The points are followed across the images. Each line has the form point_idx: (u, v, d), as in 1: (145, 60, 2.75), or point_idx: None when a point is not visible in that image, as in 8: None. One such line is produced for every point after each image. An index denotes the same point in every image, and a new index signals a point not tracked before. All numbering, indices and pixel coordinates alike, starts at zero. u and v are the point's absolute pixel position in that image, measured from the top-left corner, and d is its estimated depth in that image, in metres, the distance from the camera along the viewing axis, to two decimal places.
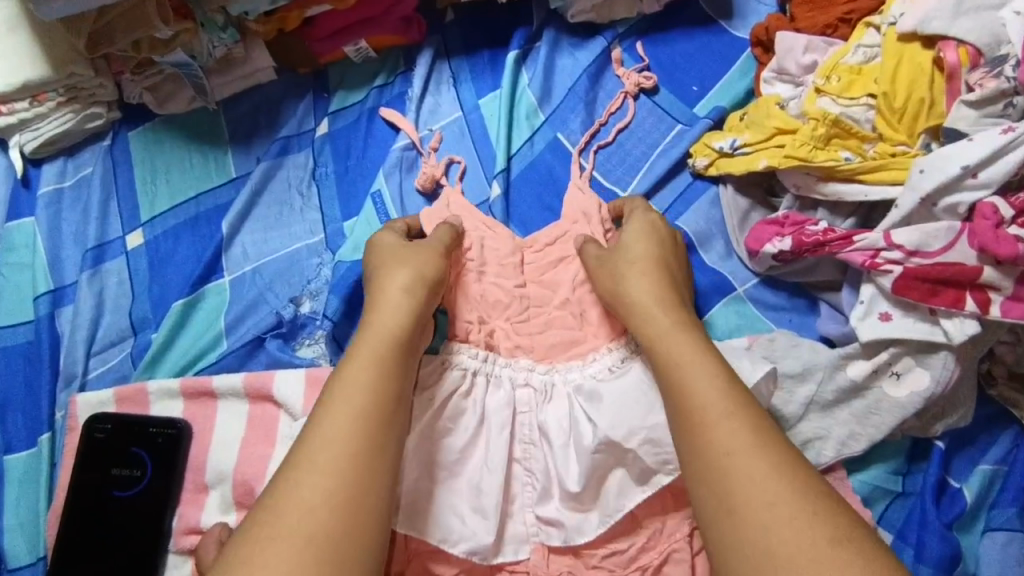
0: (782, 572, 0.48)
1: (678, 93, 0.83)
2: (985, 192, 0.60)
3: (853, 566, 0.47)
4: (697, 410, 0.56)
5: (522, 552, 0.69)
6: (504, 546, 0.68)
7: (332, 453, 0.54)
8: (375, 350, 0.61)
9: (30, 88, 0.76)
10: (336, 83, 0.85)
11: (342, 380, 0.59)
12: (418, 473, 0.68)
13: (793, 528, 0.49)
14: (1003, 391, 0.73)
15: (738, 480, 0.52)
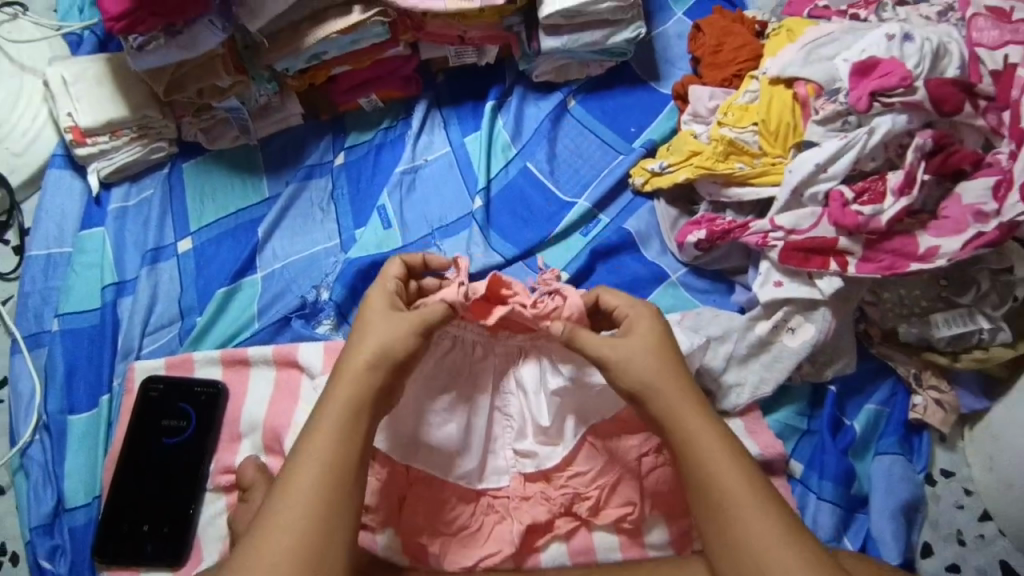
0: None
1: (619, 133, 1.07)
2: (833, 182, 0.82)
3: None
4: (720, 485, 0.67)
5: (502, 480, 0.84)
6: (487, 476, 0.84)
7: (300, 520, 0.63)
8: (343, 421, 0.67)
9: (112, 125, 0.97)
10: (351, 126, 1.07)
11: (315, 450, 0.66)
12: (412, 423, 0.81)
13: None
14: (881, 348, 0.91)
15: (754, 545, 0.65)
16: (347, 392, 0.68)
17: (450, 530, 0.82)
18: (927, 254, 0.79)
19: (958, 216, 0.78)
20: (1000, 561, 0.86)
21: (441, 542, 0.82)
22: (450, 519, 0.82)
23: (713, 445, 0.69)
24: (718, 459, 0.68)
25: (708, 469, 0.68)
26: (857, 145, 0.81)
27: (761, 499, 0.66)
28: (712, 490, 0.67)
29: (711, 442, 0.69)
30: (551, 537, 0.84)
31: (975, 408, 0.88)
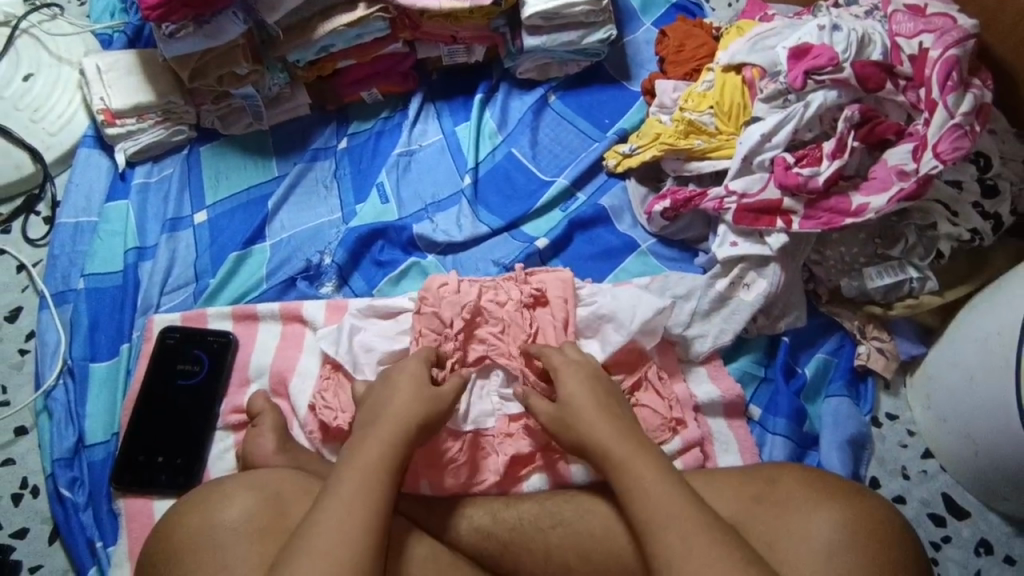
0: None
1: (595, 123, 1.19)
2: (778, 150, 0.95)
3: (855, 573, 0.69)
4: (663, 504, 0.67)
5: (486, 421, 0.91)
6: (473, 417, 0.91)
7: (333, 517, 0.65)
8: (378, 452, 0.71)
9: (139, 108, 1.09)
10: (354, 116, 1.19)
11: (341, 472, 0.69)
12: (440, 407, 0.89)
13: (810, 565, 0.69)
14: (829, 306, 1.01)
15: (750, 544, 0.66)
16: (372, 436, 0.73)
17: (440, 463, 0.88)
18: (859, 210, 0.91)
19: (884, 177, 0.91)
20: (942, 493, 0.94)
21: (434, 473, 0.88)
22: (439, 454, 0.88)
23: (664, 484, 0.69)
24: (669, 497, 0.68)
25: (656, 504, 0.68)
26: (794, 118, 0.95)
27: (717, 533, 0.65)
28: (659, 528, 0.66)
29: (661, 485, 0.69)
30: (533, 469, 0.91)
31: (912, 353, 0.98)
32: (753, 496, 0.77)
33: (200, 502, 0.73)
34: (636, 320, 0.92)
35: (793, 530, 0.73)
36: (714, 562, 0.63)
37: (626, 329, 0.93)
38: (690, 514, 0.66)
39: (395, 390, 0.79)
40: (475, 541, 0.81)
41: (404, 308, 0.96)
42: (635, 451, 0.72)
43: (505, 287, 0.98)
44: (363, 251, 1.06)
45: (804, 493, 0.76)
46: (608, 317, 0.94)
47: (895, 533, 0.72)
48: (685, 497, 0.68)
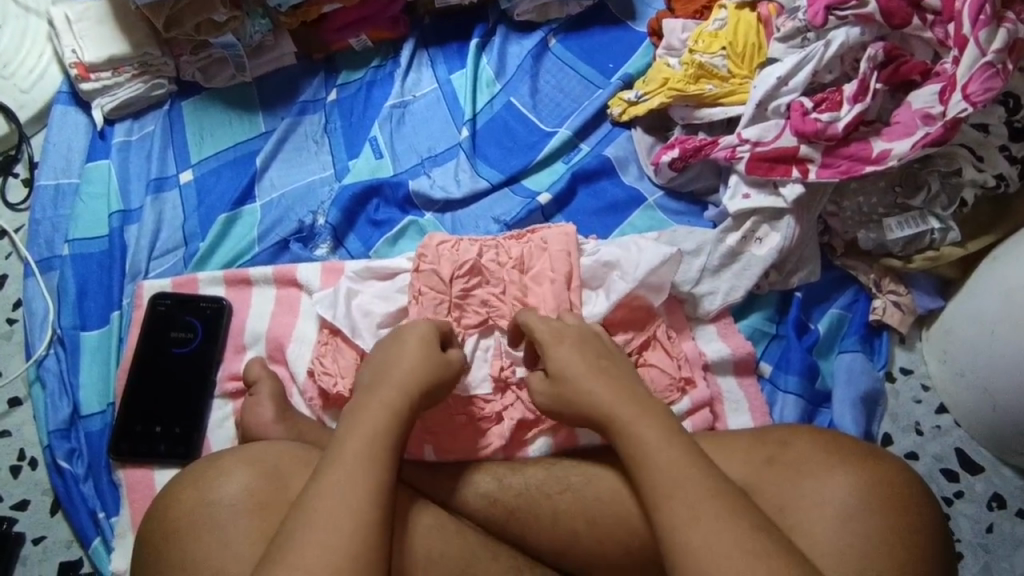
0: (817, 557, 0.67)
1: (599, 69, 1.12)
2: (795, 94, 0.89)
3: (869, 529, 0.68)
4: (660, 466, 0.66)
5: (481, 385, 0.88)
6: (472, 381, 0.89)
7: (329, 489, 0.62)
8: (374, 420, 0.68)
9: (114, 61, 1.03)
10: (343, 64, 1.12)
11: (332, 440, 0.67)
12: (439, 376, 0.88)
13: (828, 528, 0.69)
14: (844, 259, 0.97)
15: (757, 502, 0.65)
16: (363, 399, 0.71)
17: (442, 428, 0.87)
18: (881, 157, 0.86)
19: (908, 121, 0.85)
20: (956, 448, 0.92)
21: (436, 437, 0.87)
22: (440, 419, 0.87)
23: (664, 447, 0.67)
24: (665, 457, 0.66)
25: (658, 470, 0.66)
26: (813, 58, 0.88)
27: (719, 497, 0.63)
28: (662, 494, 0.65)
29: (662, 452, 0.67)
30: (538, 432, 0.89)
31: (930, 307, 0.95)
32: (765, 459, 0.75)
33: (196, 478, 0.71)
34: (642, 267, 0.89)
35: (805, 493, 0.72)
36: (717, 529, 0.61)
37: (630, 274, 0.89)
38: (692, 476, 0.65)
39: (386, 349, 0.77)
40: (483, 507, 0.80)
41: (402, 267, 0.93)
42: (633, 413, 0.70)
43: (505, 245, 0.95)
44: (357, 210, 1.01)
45: (816, 455, 0.74)
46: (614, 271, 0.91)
47: (905, 492, 0.70)
48: (686, 461, 0.66)
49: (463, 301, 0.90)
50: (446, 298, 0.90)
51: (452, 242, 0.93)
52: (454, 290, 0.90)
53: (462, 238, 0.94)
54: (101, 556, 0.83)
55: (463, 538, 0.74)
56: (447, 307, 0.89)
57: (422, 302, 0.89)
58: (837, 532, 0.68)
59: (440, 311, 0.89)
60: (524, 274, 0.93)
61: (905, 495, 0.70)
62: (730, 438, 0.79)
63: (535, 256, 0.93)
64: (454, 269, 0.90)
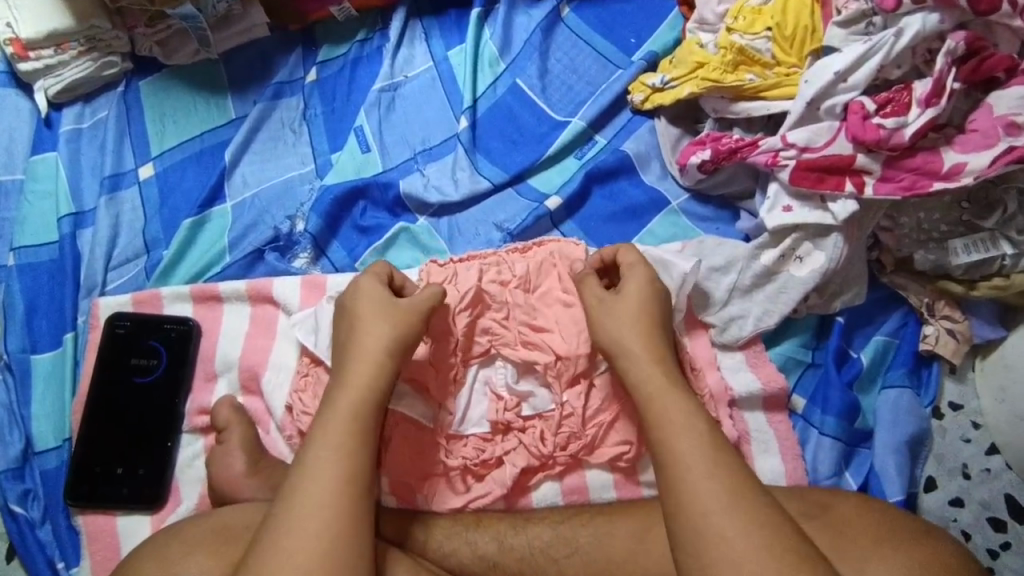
0: None
1: (618, 45, 0.97)
2: (854, 93, 0.75)
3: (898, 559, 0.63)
4: (673, 452, 0.63)
5: (479, 424, 0.80)
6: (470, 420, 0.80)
7: (323, 499, 0.60)
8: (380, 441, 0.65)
9: (56, 37, 0.88)
10: (323, 38, 0.98)
11: (339, 460, 0.62)
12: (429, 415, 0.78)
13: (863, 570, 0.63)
14: (892, 277, 0.85)
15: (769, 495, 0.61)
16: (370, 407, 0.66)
17: (436, 474, 0.78)
18: (953, 172, 0.73)
19: (987, 129, 0.73)
20: (1006, 494, 0.83)
21: (430, 484, 0.78)
22: (435, 464, 0.78)
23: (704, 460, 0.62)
24: (675, 435, 0.64)
25: (692, 484, 0.61)
26: (881, 49, 0.74)
27: (768, 530, 0.58)
28: (687, 494, 0.60)
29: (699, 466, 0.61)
30: (544, 477, 0.80)
31: (988, 337, 0.84)
32: (800, 514, 0.67)
33: (160, 550, 0.63)
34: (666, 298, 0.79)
35: (849, 558, 0.64)
36: (752, 556, 0.57)
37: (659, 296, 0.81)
38: (733, 495, 0.60)
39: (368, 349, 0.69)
40: (482, 570, 0.72)
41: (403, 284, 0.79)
42: (652, 391, 0.67)
43: (509, 261, 0.82)
44: (340, 217, 0.89)
45: (860, 521, 0.67)
46: None
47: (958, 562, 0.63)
48: (728, 482, 0.60)
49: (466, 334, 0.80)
50: (444, 331, 0.78)
51: (449, 270, 0.81)
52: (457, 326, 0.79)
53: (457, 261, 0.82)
54: None
55: None
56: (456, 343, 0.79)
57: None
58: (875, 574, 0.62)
59: (441, 347, 0.78)
60: (527, 294, 0.81)
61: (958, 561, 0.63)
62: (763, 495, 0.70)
63: (542, 276, 0.82)
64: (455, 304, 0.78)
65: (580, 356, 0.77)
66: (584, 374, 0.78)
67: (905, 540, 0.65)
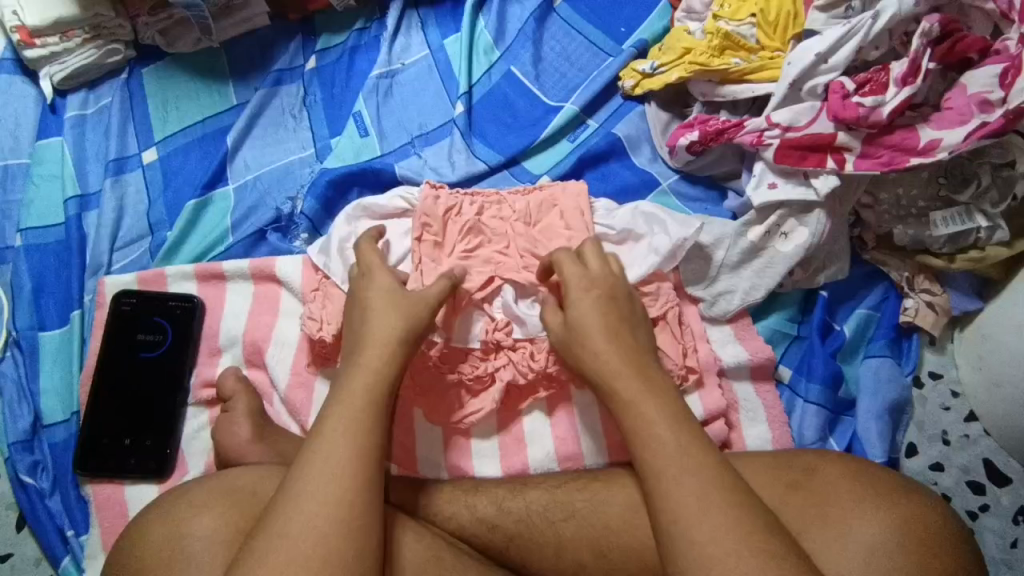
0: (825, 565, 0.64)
1: (609, 33, 1.01)
2: (834, 74, 0.79)
3: (873, 520, 0.66)
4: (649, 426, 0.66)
5: (471, 341, 0.83)
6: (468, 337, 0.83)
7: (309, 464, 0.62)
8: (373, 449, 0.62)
9: (61, 25, 0.91)
10: (322, 27, 1.00)
11: (323, 471, 0.60)
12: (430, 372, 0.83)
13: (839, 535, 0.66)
14: (874, 254, 0.89)
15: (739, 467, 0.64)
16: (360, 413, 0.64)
17: (436, 390, 0.83)
18: (928, 148, 0.76)
19: (962, 106, 0.75)
20: (984, 459, 0.87)
21: (428, 400, 0.83)
22: (433, 381, 0.83)
23: (693, 462, 0.62)
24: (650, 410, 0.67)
25: (679, 479, 0.61)
26: (859, 32, 0.77)
27: (758, 540, 0.57)
28: (660, 461, 0.63)
29: (689, 470, 0.61)
30: (533, 402, 0.85)
31: (965, 308, 0.87)
32: (787, 483, 0.70)
33: (167, 513, 0.66)
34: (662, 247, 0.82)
35: (830, 524, 0.67)
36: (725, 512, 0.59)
37: (631, 269, 0.83)
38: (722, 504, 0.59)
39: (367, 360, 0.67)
40: (480, 533, 0.75)
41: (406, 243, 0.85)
42: (631, 371, 0.71)
43: (509, 200, 0.88)
44: (338, 200, 0.91)
45: (841, 486, 0.69)
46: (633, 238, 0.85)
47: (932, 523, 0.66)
48: (717, 484, 0.60)
49: (467, 264, 0.85)
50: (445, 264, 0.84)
51: (454, 204, 0.87)
52: (456, 249, 0.85)
53: (460, 196, 0.88)
54: None
55: (460, 565, 0.69)
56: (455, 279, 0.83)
57: (423, 271, 0.83)
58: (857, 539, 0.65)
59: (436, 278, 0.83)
60: (526, 227, 0.87)
61: (936, 524, 0.65)
62: (753, 458, 0.74)
63: (543, 211, 0.88)
64: (455, 236, 0.86)
65: None
66: None
67: (881, 507, 0.67)
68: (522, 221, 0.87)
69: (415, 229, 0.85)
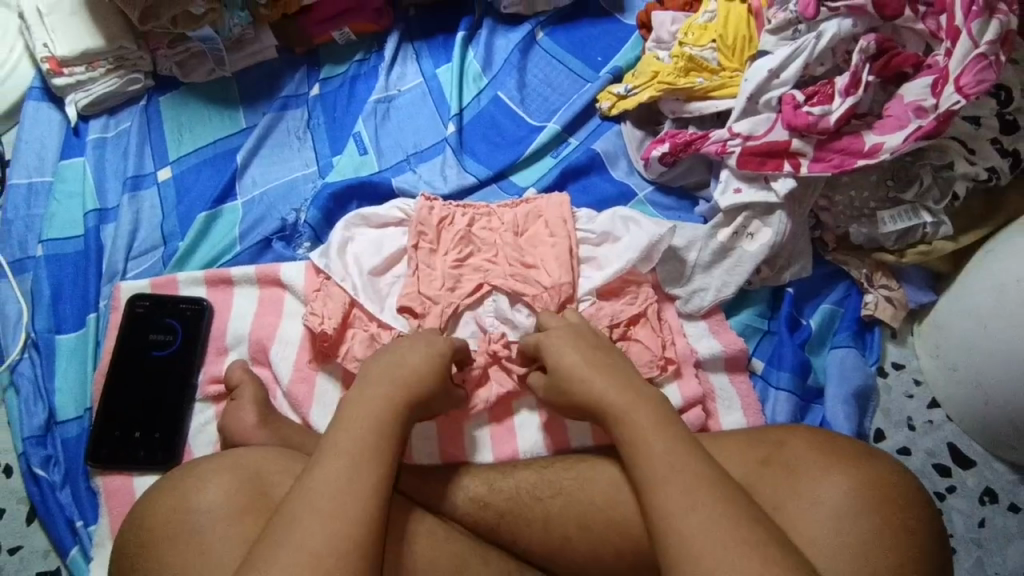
0: (799, 536, 0.68)
1: (587, 62, 1.10)
2: (786, 87, 0.90)
3: (843, 486, 0.70)
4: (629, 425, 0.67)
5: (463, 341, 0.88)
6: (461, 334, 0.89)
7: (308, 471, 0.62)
8: (368, 487, 0.60)
9: (88, 56, 1.01)
10: (325, 58, 1.10)
11: (316, 510, 0.58)
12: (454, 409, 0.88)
13: (812, 508, 0.69)
14: (835, 254, 0.96)
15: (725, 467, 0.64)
16: (352, 454, 0.62)
17: None
18: (873, 151, 0.86)
19: (900, 114, 0.85)
20: (948, 443, 0.92)
21: None
22: None
23: (692, 494, 0.60)
24: (628, 401, 0.69)
25: (661, 481, 0.62)
26: (805, 50, 0.89)
27: (736, 523, 0.59)
28: (638, 451, 0.65)
29: (688, 503, 0.60)
30: (522, 396, 0.89)
31: (921, 301, 0.94)
32: (760, 460, 0.74)
33: (171, 490, 0.68)
34: (636, 246, 0.89)
35: (801, 493, 0.70)
36: (702, 496, 0.60)
37: (601, 272, 0.90)
38: (728, 537, 0.58)
39: (361, 410, 0.67)
40: (473, 511, 0.78)
41: (402, 248, 0.92)
42: (605, 368, 0.73)
43: (497, 212, 0.95)
44: (338, 212, 0.98)
45: (812, 458, 0.73)
46: (607, 239, 0.92)
47: (901, 496, 0.69)
48: (694, 473, 0.62)
49: (458, 268, 0.91)
50: (438, 270, 0.90)
51: (447, 214, 0.94)
52: (448, 256, 0.91)
53: (453, 207, 0.95)
54: (78, 566, 0.81)
55: (451, 542, 0.72)
56: (444, 280, 0.90)
57: (419, 276, 0.90)
58: (830, 507, 0.69)
59: (430, 280, 0.90)
60: (514, 235, 0.94)
61: (900, 493, 0.69)
62: (727, 437, 0.78)
63: (530, 222, 0.94)
64: (447, 244, 0.92)
65: (569, 282, 0.89)
66: (568, 298, 0.89)
67: (853, 478, 0.70)
68: (511, 231, 0.94)
69: (411, 236, 0.92)
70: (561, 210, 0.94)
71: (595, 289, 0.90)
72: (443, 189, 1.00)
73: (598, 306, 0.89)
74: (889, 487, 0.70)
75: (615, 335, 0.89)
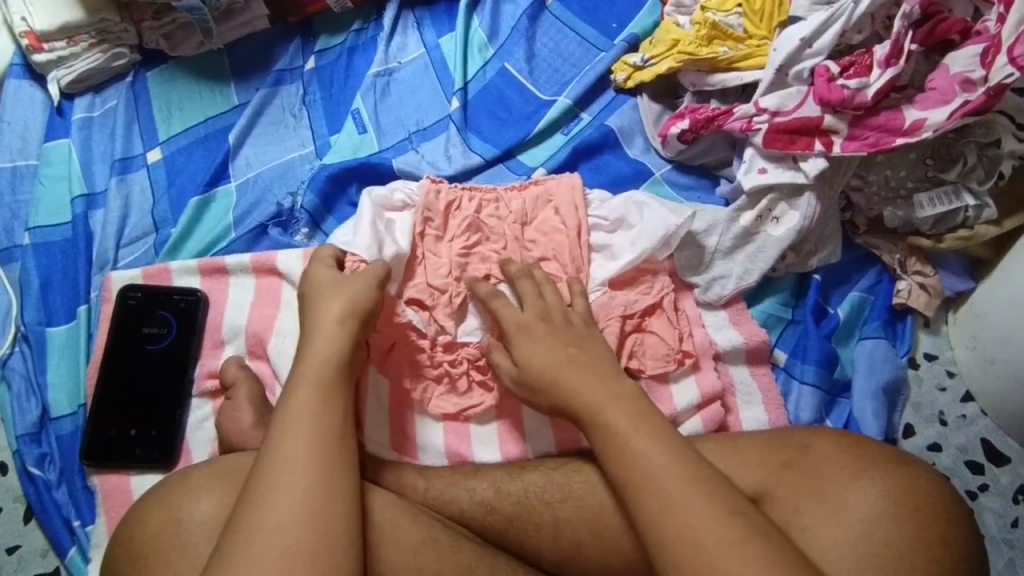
0: (823, 551, 0.64)
1: (600, 29, 1.03)
2: (819, 58, 0.83)
3: (872, 495, 0.65)
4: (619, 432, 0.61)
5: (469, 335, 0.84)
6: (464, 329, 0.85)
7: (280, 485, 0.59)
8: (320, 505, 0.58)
9: (68, 29, 0.95)
10: (320, 29, 1.03)
11: (273, 530, 0.56)
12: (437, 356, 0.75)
13: (842, 517, 0.65)
14: (867, 238, 0.90)
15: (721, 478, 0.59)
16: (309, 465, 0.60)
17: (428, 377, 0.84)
18: (913, 128, 0.79)
19: (945, 87, 0.78)
20: (982, 439, 0.87)
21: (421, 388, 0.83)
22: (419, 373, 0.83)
23: (696, 505, 0.56)
24: (626, 404, 0.63)
25: (666, 492, 0.57)
26: (842, 16, 0.82)
27: (732, 538, 0.55)
28: (633, 459, 0.60)
29: (697, 516, 0.56)
30: None
31: (958, 289, 0.88)
32: (782, 463, 0.70)
33: (164, 499, 0.65)
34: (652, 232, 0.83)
35: (828, 500, 0.66)
36: (702, 514, 0.56)
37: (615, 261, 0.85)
38: (729, 553, 0.54)
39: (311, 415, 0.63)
40: (480, 516, 0.74)
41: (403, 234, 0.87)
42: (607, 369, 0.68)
43: (505, 198, 0.89)
44: (337, 194, 0.93)
45: (842, 463, 0.68)
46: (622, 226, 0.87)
47: (937, 510, 0.64)
48: (694, 485, 0.57)
49: (464, 258, 0.86)
50: (443, 260, 0.86)
51: (453, 198, 0.88)
52: (454, 246, 0.86)
53: (459, 190, 0.89)
54: (78, 567, 0.79)
55: (456, 552, 0.68)
56: (448, 269, 0.85)
57: (424, 265, 0.85)
58: (869, 519, 0.64)
59: (434, 271, 0.85)
60: (523, 220, 0.88)
61: (940, 508, 0.65)
62: (747, 439, 0.73)
63: (539, 207, 0.89)
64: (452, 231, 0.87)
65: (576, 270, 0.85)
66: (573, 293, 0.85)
67: (884, 486, 0.65)
68: (519, 216, 0.88)
69: (414, 222, 0.86)
70: (571, 194, 0.88)
71: (609, 279, 0.85)
72: (447, 169, 0.94)
73: (611, 296, 0.84)
74: (927, 500, 0.65)
75: (629, 327, 0.84)
